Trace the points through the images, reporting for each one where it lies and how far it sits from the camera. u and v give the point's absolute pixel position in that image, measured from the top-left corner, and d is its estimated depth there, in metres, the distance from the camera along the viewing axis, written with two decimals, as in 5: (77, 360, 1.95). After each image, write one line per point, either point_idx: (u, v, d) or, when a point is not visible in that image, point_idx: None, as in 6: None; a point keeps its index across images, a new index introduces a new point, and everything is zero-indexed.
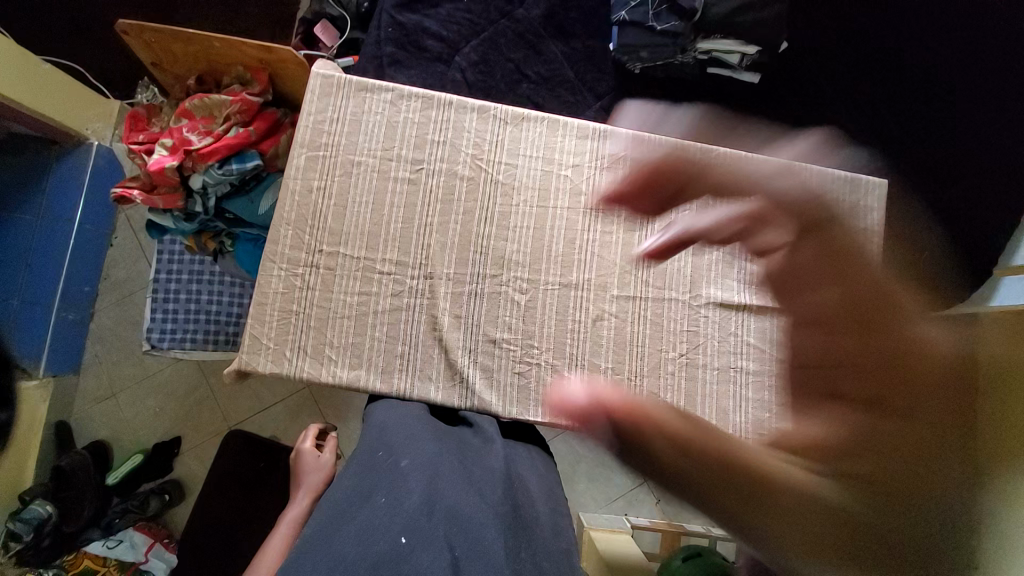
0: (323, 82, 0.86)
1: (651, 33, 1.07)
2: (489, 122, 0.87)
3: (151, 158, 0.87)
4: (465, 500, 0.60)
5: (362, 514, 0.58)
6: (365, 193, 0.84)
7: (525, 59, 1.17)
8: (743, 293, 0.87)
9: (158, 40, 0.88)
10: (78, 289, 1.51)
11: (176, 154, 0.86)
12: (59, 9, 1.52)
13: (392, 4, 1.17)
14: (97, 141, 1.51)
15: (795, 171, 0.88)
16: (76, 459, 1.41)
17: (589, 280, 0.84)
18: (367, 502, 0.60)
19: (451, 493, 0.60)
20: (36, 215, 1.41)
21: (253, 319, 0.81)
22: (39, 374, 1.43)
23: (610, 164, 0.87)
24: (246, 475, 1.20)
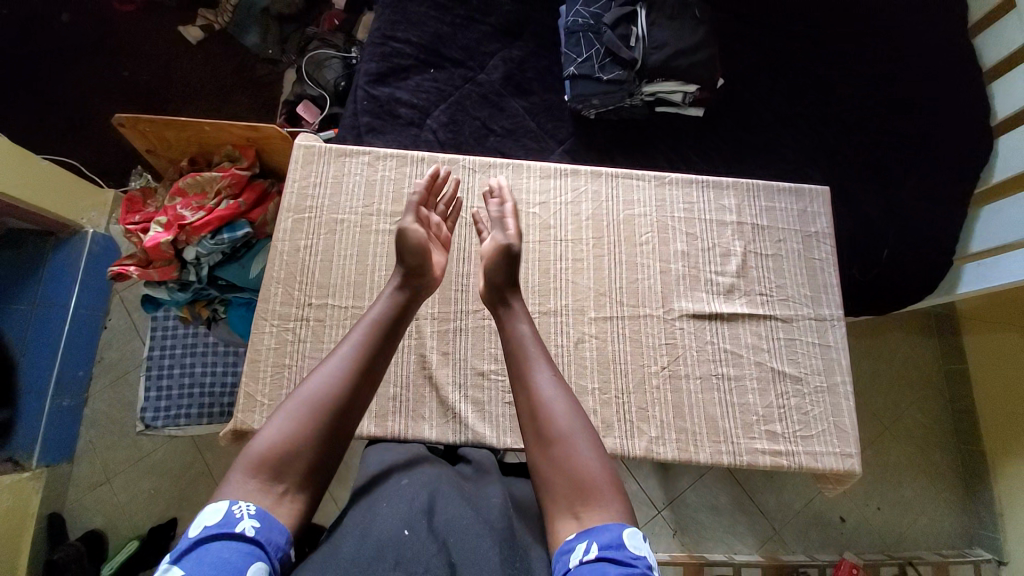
0: (305, 151, 0.95)
1: (599, 82, 1.20)
2: (459, 172, 0.95)
3: (146, 235, 0.92)
4: (464, 515, 0.64)
5: (365, 520, 0.62)
6: (349, 247, 0.90)
7: (490, 116, 1.29)
8: (713, 303, 0.92)
9: (152, 129, 0.96)
10: (73, 374, 1.51)
11: (170, 230, 0.92)
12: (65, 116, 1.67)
13: (365, 81, 1.30)
14: (93, 229, 1.58)
15: (735, 191, 0.97)
16: (69, 551, 1.36)
17: (567, 306, 0.89)
18: (370, 511, 0.65)
19: (450, 507, 0.65)
20: (31, 303, 1.45)
21: (247, 377, 0.84)
22: (34, 464, 1.41)
23: (574, 198, 0.94)
24: None
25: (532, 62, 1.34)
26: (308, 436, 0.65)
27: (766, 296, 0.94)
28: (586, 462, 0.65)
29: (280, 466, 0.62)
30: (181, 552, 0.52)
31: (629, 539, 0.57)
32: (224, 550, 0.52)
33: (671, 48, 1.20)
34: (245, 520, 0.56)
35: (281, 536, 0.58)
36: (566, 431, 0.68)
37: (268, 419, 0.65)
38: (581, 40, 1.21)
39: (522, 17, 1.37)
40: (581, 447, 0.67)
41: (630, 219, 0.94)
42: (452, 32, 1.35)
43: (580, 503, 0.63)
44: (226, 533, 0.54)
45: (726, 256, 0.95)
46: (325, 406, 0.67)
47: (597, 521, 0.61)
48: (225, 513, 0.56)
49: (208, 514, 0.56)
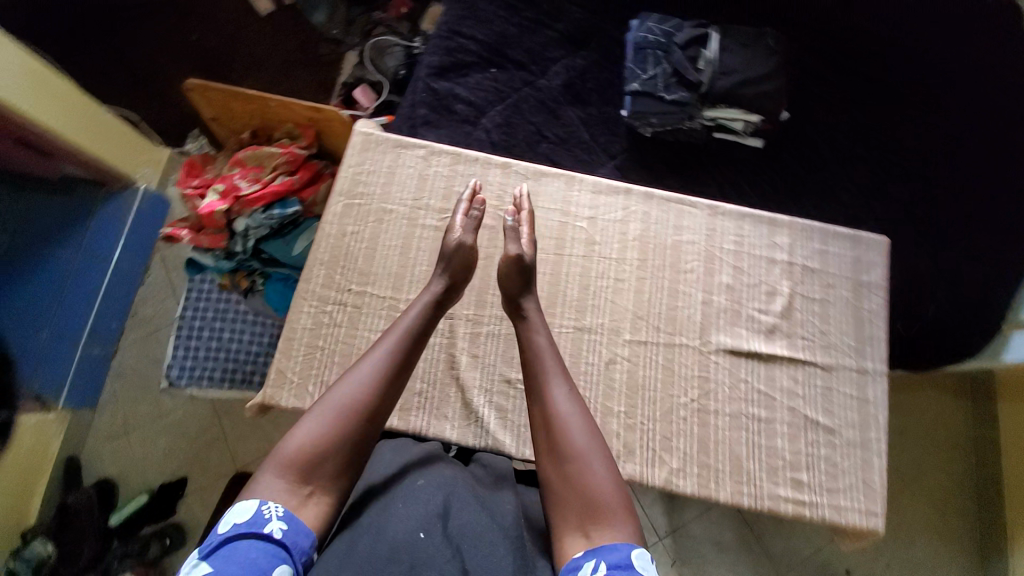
0: (363, 139, 0.96)
1: (661, 101, 1.20)
2: (511, 177, 0.94)
3: (203, 201, 0.95)
4: (478, 521, 0.63)
5: (381, 518, 0.62)
6: (394, 238, 0.91)
7: (545, 122, 1.29)
8: (751, 341, 0.89)
9: (220, 99, 0.99)
10: (106, 326, 1.58)
11: (226, 199, 0.95)
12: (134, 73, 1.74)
13: (427, 74, 1.33)
14: (145, 186, 1.63)
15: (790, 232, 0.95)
16: (81, 496, 1.44)
17: (601, 324, 0.87)
18: (386, 509, 0.64)
19: (464, 512, 0.64)
20: (74, 252, 1.50)
21: (281, 353, 0.85)
22: (59, 408, 1.47)
23: (623, 217, 0.93)
24: None
25: (594, 73, 1.34)
26: (337, 440, 0.67)
27: (807, 341, 0.91)
28: (599, 482, 0.66)
29: (310, 468, 0.64)
30: (212, 546, 0.55)
31: (635, 559, 0.59)
32: (251, 549, 0.55)
33: (739, 75, 1.21)
34: (273, 522, 0.59)
35: (305, 539, 0.60)
36: (582, 449, 0.69)
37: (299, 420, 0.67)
38: (648, 57, 1.21)
39: (589, 27, 1.37)
40: (595, 467, 0.67)
41: (677, 245, 0.92)
42: (518, 34, 1.37)
43: (592, 523, 0.63)
44: (255, 532, 0.57)
45: (771, 295, 0.92)
46: (354, 414, 0.69)
47: (608, 543, 0.61)
48: (255, 512, 0.59)
49: (239, 511, 0.59)
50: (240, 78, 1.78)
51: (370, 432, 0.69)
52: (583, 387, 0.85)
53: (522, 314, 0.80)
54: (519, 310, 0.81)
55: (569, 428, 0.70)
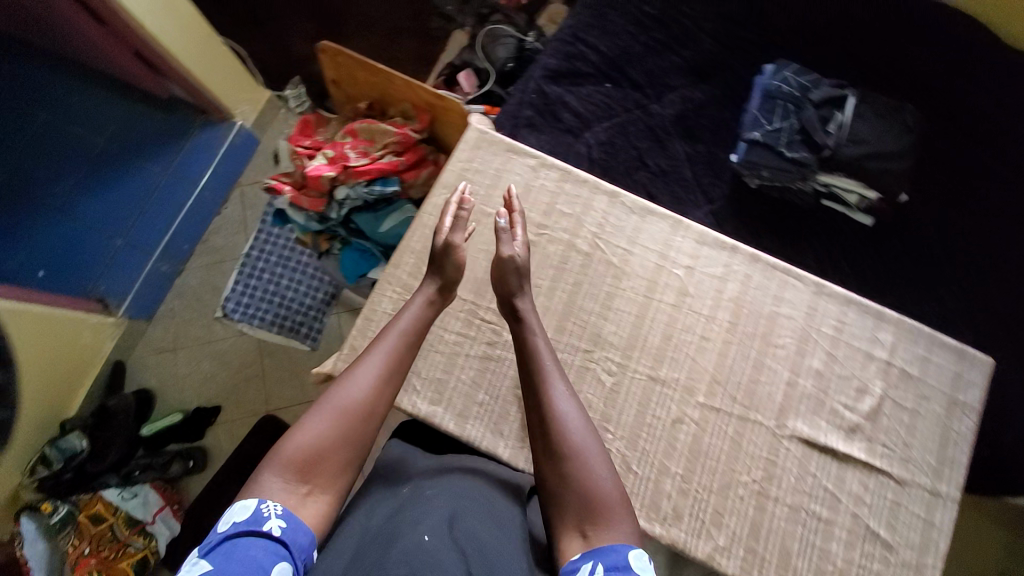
0: (477, 136, 0.94)
1: (779, 156, 1.14)
2: (617, 208, 0.91)
3: (311, 163, 0.96)
4: (484, 530, 0.62)
5: (392, 526, 0.62)
6: (486, 243, 0.90)
7: (649, 150, 1.25)
8: (829, 436, 0.85)
9: (348, 64, 0.99)
10: (180, 245, 1.64)
11: (333, 166, 0.96)
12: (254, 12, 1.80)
13: (541, 75, 1.30)
14: (242, 123, 1.66)
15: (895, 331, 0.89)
16: (123, 402, 1.48)
17: (677, 380, 0.83)
18: (397, 515, 0.64)
19: (470, 521, 0.63)
20: (164, 168, 1.56)
21: (357, 331, 0.86)
22: (119, 314, 1.54)
23: (723, 274, 0.88)
24: None
25: (710, 109, 1.29)
26: (337, 440, 0.67)
27: (888, 450, 0.86)
28: (600, 481, 0.65)
29: (309, 467, 0.64)
30: (210, 544, 0.55)
31: (634, 560, 0.57)
32: (252, 548, 0.55)
33: (871, 147, 1.13)
34: (272, 520, 0.59)
35: (305, 537, 0.60)
36: (580, 450, 0.67)
37: (300, 421, 0.68)
38: (778, 108, 1.15)
39: (716, 61, 1.32)
40: (594, 468, 0.66)
41: (773, 316, 0.87)
42: (642, 54, 1.33)
43: (590, 523, 0.62)
44: (255, 530, 0.57)
45: (861, 393, 0.87)
46: (353, 413, 0.69)
47: (607, 542, 0.60)
48: (254, 510, 0.59)
49: (237, 510, 0.59)
50: (350, 36, 1.80)
51: (372, 429, 0.69)
52: (644, 439, 0.81)
53: (518, 309, 0.78)
54: (516, 309, 0.79)
55: (566, 427, 0.68)
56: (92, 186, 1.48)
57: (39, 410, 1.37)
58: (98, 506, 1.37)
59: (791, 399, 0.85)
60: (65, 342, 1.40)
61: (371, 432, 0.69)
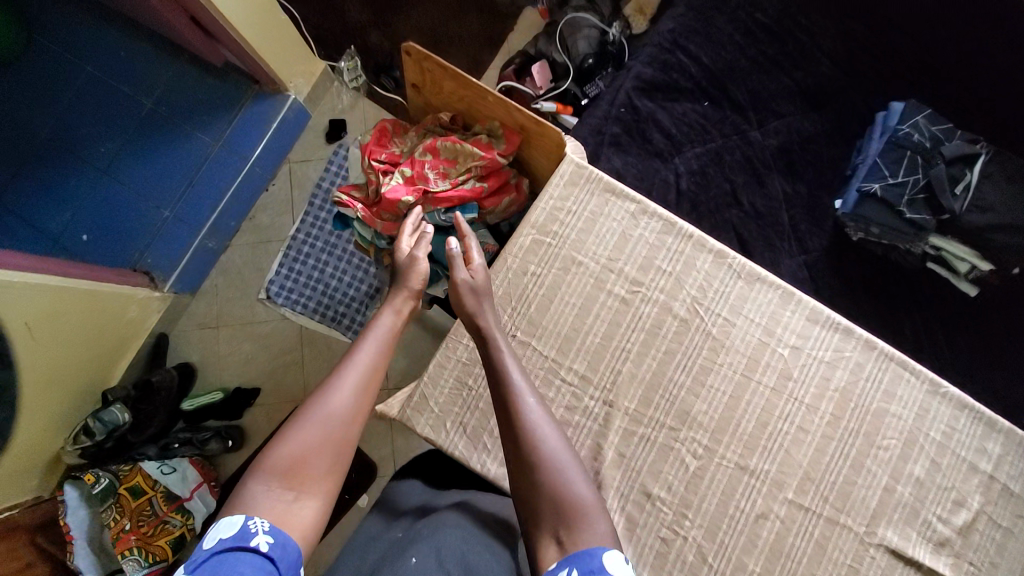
0: (574, 170, 0.85)
1: (897, 216, 1.02)
2: (721, 270, 0.82)
3: (388, 184, 0.92)
4: (472, 555, 0.63)
5: (385, 558, 0.64)
6: (575, 295, 0.82)
7: (745, 185, 1.13)
8: (918, 548, 0.78)
9: (433, 71, 0.89)
10: (226, 222, 1.57)
11: (411, 189, 0.91)
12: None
13: (632, 86, 1.16)
14: (296, 96, 1.55)
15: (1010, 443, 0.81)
16: (166, 376, 1.47)
17: (767, 472, 0.78)
18: (392, 547, 0.66)
19: (456, 545, 0.64)
20: (215, 140, 1.49)
21: (428, 378, 0.81)
22: (164, 289, 1.50)
23: (832, 359, 0.81)
24: None
25: (818, 144, 1.14)
26: (319, 445, 0.64)
27: (974, 568, 0.79)
28: (573, 486, 0.60)
29: (296, 471, 0.62)
30: (196, 562, 0.52)
31: (611, 563, 0.53)
32: (239, 564, 0.52)
33: (997, 216, 1.00)
34: (260, 535, 0.55)
35: (294, 554, 0.56)
36: (553, 459, 0.62)
37: (280, 432, 0.65)
38: (903, 161, 1.02)
39: (833, 88, 1.16)
40: (569, 477, 0.61)
41: (881, 414, 0.80)
42: (748, 69, 1.17)
43: (566, 528, 0.57)
44: (242, 547, 0.53)
45: (957, 506, 0.80)
46: (333, 422, 0.66)
47: (585, 548, 0.55)
48: (241, 526, 0.55)
49: (221, 528, 0.55)
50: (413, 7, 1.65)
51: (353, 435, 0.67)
52: (724, 531, 0.77)
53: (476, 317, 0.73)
54: (479, 327, 0.74)
55: (534, 436, 0.63)
56: (137, 153, 1.45)
57: (83, 380, 1.35)
58: (137, 479, 1.34)
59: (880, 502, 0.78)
60: (110, 314, 1.36)
61: (352, 436, 0.67)
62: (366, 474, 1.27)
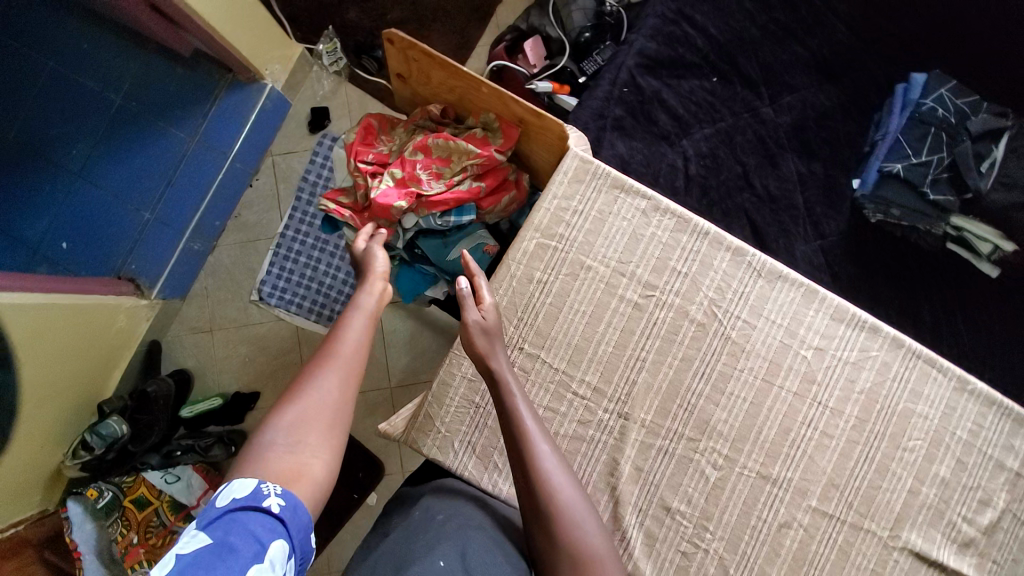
0: (579, 165, 0.78)
1: (918, 197, 0.98)
2: (740, 269, 0.77)
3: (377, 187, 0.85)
4: (494, 561, 0.62)
5: (404, 553, 0.63)
6: (585, 302, 0.77)
7: (757, 167, 1.06)
8: (942, 549, 0.77)
9: (419, 59, 0.82)
10: (211, 223, 1.50)
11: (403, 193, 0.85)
12: None
13: (635, 63, 1.07)
14: (273, 85, 1.45)
15: None
16: (162, 386, 1.42)
17: (789, 479, 0.75)
18: (411, 540, 0.65)
19: (479, 548, 0.63)
20: (191, 134, 1.38)
21: (433, 398, 0.76)
22: (152, 295, 1.44)
23: (856, 359, 0.76)
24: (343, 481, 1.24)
25: (835, 119, 1.07)
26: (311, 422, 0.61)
27: (997, 565, 0.78)
28: (588, 539, 0.60)
29: (296, 429, 0.60)
30: (208, 518, 0.49)
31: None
32: (250, 523, 0.49)
33: None
34: (272, 497, 0.52)
35: (305, 517, 0.53)
36: (568, 502, 0.62)
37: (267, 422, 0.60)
38: (928, 138, 0.98)
39: (851, 57, 1.07)
40: (582, 525, 0.61)
41: (907, 415, 0.76)
42: (759, 39, 1.08)
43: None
44: (253, 506, 0.50)
45: (982, 505, 0.77)
46: (326, 396, 0.63)
47: None
48: (254, 487, 0.52)
49: (235, 487, 0.52)
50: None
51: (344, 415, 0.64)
52: (746, 542, 0.75)
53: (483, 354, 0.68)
54: (490, 369, 0.69)
55: (550, 487, 0.62)
56: (110, 151, 1.31)
57: (77, 394, 1.31)
58: (142, 489, 1.34)
59: (904, 505, 0.76)
60: (98, 327, 1.30)
61: (348, 409, 0.65)
62: (372, 481, 1.24)
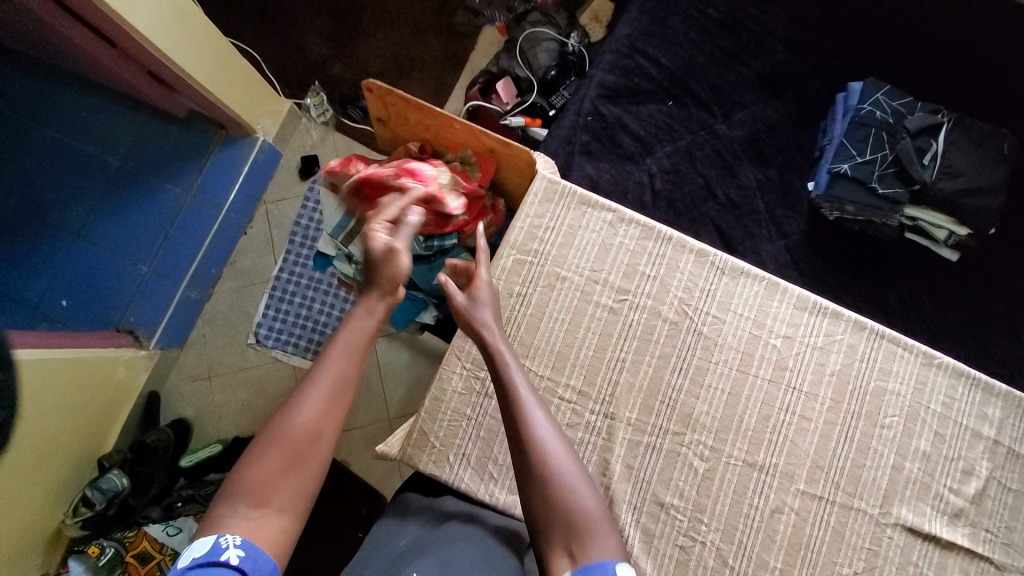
0: (547, 186, 0.85)
1: (869, 192, 1.03)
2: (704, 268, 0.83)
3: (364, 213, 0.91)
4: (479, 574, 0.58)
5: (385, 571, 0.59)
6: (563, 311, 0.82)
7: (718, 178, 1.14)
8: (933, 522, 0.79)
9: (398, 104, 0.89)
10: (207, 271, 1.56)
11: None
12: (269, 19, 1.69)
13: (596, 94, 1.17)
14: (264, 138, 1.54)
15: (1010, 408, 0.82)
16: (161, 438, 1.44)
17: (775, 465, 0.78)
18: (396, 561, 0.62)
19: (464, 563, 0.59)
20: (186, 189, 1.45)
21: (425, 414, 0.79)
22: (151, 346, 1.47)
23: (824, 344, 0.81)
24: (346, 516, 1.23)
25: (784, 130, 1.16)
26: (285, 467, 0.54)
27: (991, 535, 0.79)
28: (580, 499, 0.55)
29: (267, 480, 0.53)
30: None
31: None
32: None
33: (966, 181, 1.02)
34: (232, 550, 0.49)
35: (269, 564, 0.51)
36: (556, 462, 0.57)
37: (244, 456, 0.54)
38: (871, 137, 1.03)
39: (791, 74, 1.18)
40: (574, 484, 0.56)
41: (880, 393, 0.80)
42: (707, 65, 1.19)
43: (577, 542, 0.53)
44: (211, 562, 0.48)
45: (966, 475, 0.80)
46: (302, 432, 0.55)
47: (595, 562, 0.51)
48: (213, 544, 0.50)
49: (196, 542, 0.50)
50: (372, 41, 1.68)
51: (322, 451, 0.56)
52: (741, 532, 0.77)
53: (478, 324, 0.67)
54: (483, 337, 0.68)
55: (541, 448, 0.58)
56: (107, 211, 1.36)
57: (76, 450, 1.31)
58: (144, 544, 1.34)
59: (889, 481, 0.79)
60: (98, 381, 1.32)
61: (325, 443, 0.56)
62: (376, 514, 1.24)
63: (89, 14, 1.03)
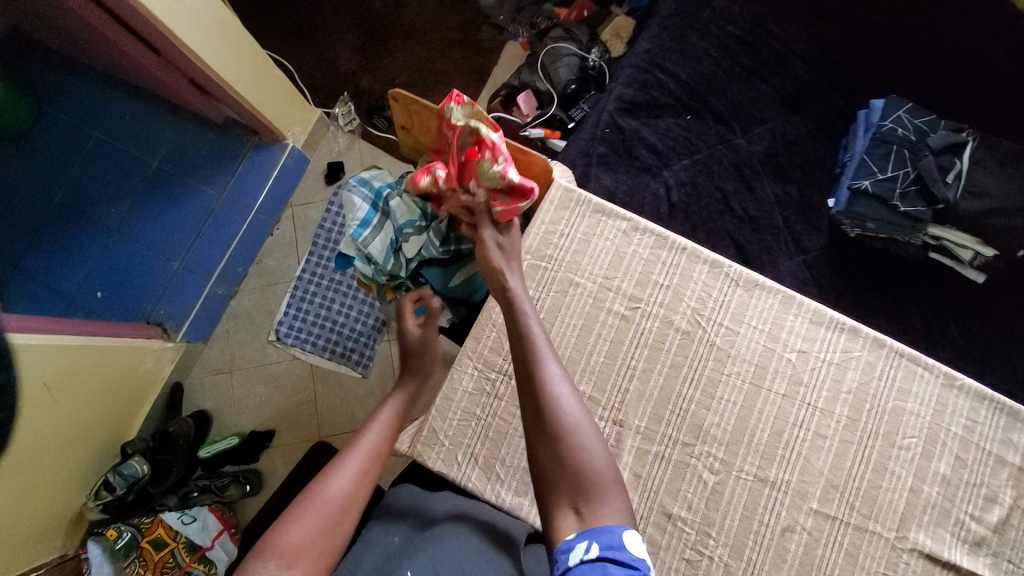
0: (563, 194, 0.87)
1: (891, 211, 1.02)
2: (719, 279, 0.83)
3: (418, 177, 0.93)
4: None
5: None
6: (575, 316, 0.82)
7: (735, 192, 1.14)
8: (952, 549, 0.76)
9: (421, 112, 0.93)
10: (234, 269, 1.61)
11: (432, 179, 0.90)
12: (304, 33, 1.77)
13: (615, 107, 1.19)
14: (294, 143, 1.60)
15: None
16: (182, 427, 1.47)
17: (787, 482, 0.77)
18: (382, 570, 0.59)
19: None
20: (219, 191, 1.50)
21: (436, 412, 0.80)
22: (178, 339, 1.52)
23: (840, 361, 0.79)
24: None
25: (805, 146, 1.15)
26: (324, 531, 0.57)
27: (1014, 566, 0.76)
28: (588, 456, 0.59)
29: (305, 545, 0.55)
30: None
31: (629, 541, 0.52)
32: None
33: (993, 201, 1.00)
34: None
35: None
36: (574, 425, 0.60)
37: (285, 516, 0.57)
38: (892, 155, 1.02)
39: (812, 91, 1.18)
40: (584, 439, 0.60)
41: (898, 413, 0.78)
42: (726, 81, 1.20)
43: (584, 499, 0.56)
44: None
45: (989, 502, 0.77)
46: (342, 498, 0.59)
47: (603, 521, 0.54)
48: None
49: None
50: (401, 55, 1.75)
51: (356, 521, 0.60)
52: (750, 548, 0.75)
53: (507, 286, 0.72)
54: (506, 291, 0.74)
55: (554, 401, 0.62)
56: (146, 209, 1.44)
57: (102, 434, 1.37)
58: (159, 531, 1.37)
59: (907, 504, 0.76)
60: (125, 370, 1.38)
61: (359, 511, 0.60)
62: None
63: (136, 22, 1.10)
